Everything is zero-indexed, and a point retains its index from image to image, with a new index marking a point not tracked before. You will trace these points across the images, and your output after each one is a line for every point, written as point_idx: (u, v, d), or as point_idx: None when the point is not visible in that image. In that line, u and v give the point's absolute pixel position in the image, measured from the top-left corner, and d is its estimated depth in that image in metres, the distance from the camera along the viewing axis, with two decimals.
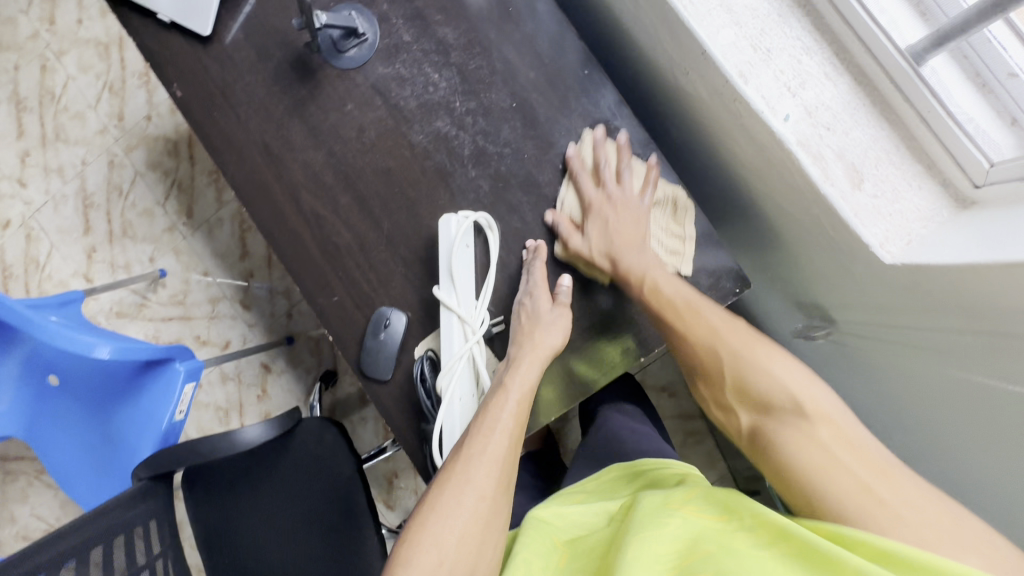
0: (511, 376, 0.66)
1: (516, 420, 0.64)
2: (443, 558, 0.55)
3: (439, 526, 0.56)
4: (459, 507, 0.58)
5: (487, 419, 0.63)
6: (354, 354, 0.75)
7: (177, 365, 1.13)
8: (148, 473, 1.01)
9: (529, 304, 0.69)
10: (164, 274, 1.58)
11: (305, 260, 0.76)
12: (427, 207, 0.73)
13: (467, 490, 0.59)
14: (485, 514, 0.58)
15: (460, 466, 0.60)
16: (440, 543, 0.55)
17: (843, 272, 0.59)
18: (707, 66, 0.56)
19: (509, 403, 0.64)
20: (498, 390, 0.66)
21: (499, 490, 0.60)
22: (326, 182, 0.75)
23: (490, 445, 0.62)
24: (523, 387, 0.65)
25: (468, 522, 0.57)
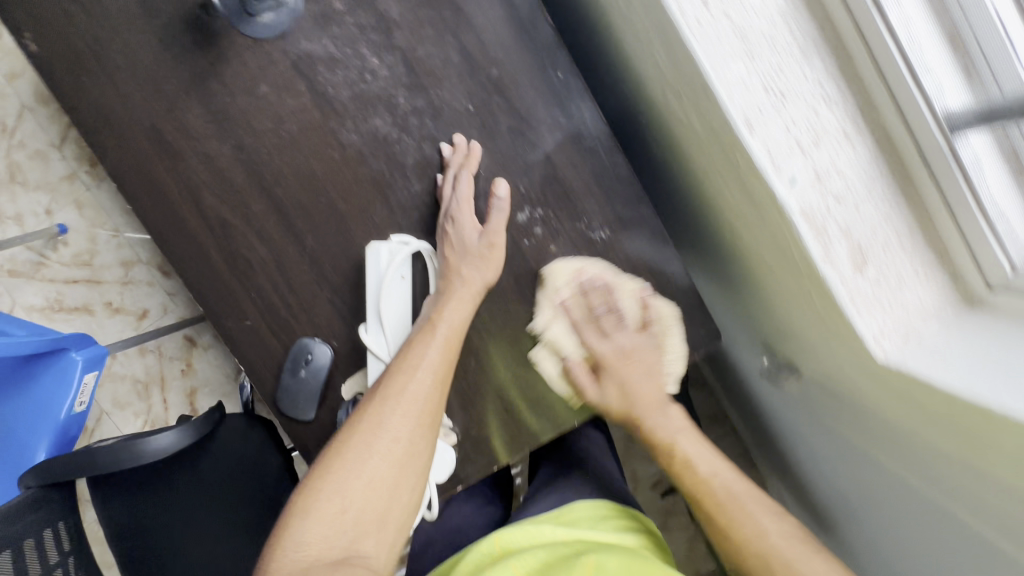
0: (439, 313, 0.59)
1: (443, 366, 0.58)
2: (346, 507, 0.51)
3: (344, 474, 0.52)
4: (367, 454, 0.53)
5: (408, 361, 0.57)
6: (269, 389, 0.64)
7: (73, 354, 0.99)
8: (38, 481, 0.90)
9: (454, 232, 0.60)
10: (64, 230, 1.37)
11: (210, 274, 0.63)
12: (360, 223, 0.61)
13: (378, 439, 0.54)
14: (400, 456, 0.55)
15: (373, 410, 0.55)
16: (344, 492, 0.52)
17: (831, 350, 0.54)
18: (707, 103, 0.46)
19: (431, 350, 0.58)
20: (428, 329, 0.59)
21: (416, 440, 0.55)
22: (235, 182, 0.61)
23: (410, 386, 0.56)
24: (450, 326, 0.59)
25: (376, 469, 0.53)
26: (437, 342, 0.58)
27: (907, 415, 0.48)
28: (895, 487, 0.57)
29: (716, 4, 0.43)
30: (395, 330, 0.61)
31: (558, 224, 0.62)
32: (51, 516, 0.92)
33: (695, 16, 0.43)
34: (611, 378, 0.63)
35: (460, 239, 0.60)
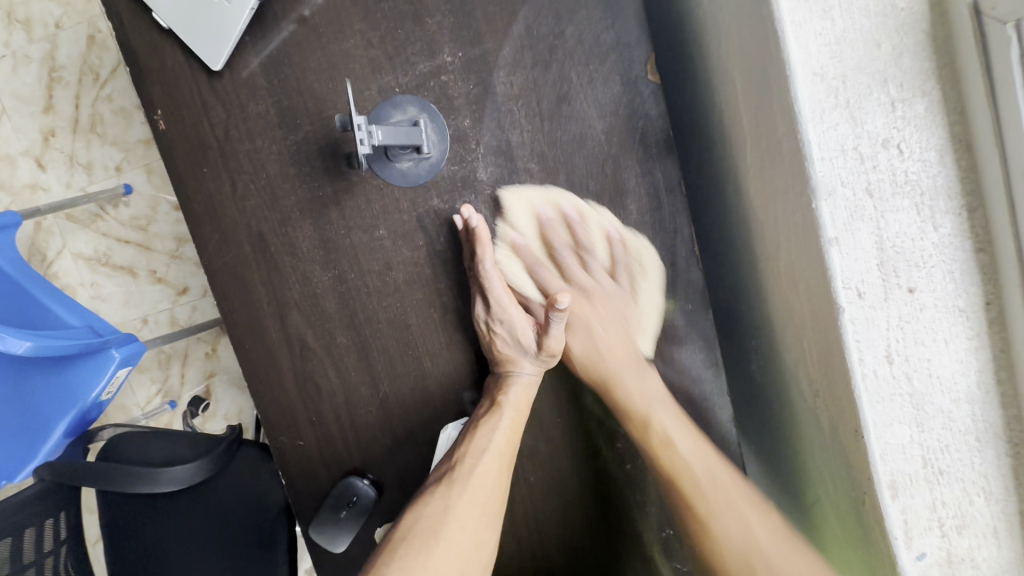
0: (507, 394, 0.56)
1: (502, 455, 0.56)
2: None
3: (413, 558, 0.51)
4: (433, 543, 0.52)
5: (474, 443, 0.55)
6: (306, 509, 0.63)
7: (111, 351, 0.98)
8: (50, 476, 0.88)
9: (504, 326, 0.55)
10: (129, 191, 1.33)
11: (276, 388, 0.61)
12: (438, 382, 0.59)
13: (444, 527, 0.52)
14: (466, 545, 0.52)
15: (440, 494, 0.54)
16: None
17: None
18: (852, 439, 0.42)
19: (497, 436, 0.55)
20: (494, 412, 0.55)
21: (482, 528, 0.54)
22: (326, 310, 0.58)
23: (479, 470, 0.55)
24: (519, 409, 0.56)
25: (442, 561, 0.51)
26: (503, 426, 0.55)
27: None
28: None
29: (902, 364, 0.38)
30: None
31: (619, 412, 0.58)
32: (55, 506, 0.93)
33: (874, 368, 0.39)
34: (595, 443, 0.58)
35: (511, 331, 0.56)
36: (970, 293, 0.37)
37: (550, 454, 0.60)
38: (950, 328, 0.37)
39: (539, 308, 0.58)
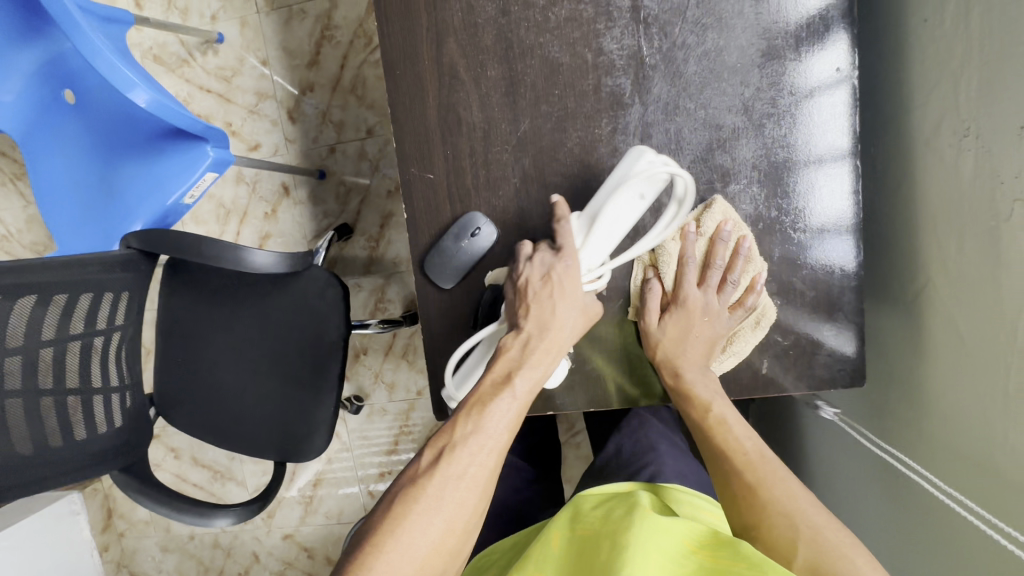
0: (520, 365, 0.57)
1: (544, 368, 0.58)
2: (464, 468, 0.51)
3: (471, 436, 0.53)
4: (485, 419, 0.54)
5: (547, 317, 0.59)
6: (422, 246, 0.65)
7: (208, 148, 1.03)
8: (138, 245, 0.92)
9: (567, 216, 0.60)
10: (220, 40, 1.40)
11: (418, 118, 0.63)
12: (579, 128, 0.61)
13: (463, 477, 0.51)
14: (515, 422, 0.55)
15: (497, 380, 0.57)
16: (468, 455, 0.52)
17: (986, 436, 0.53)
18: (1012, 146, 0.45)
19: (566, 335, 0.60)
20: (504, 387, 0.56)
21: (479, 506, 0.51)
22: (483, 42, 0.61)
23: (539, 349, 0.58)
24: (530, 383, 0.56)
25: (453, 507, 0.50)
26: (567, 305, 0.59)
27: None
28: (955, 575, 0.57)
29: None
30: (599, 237, 0.59)
31: (765, 212, 0.61)
32: (130, 283, 0.97)
33: None
34: (678, 317, 0.63)
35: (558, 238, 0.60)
36: None
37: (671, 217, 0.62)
38: None
39: (690, 66, 0.59)
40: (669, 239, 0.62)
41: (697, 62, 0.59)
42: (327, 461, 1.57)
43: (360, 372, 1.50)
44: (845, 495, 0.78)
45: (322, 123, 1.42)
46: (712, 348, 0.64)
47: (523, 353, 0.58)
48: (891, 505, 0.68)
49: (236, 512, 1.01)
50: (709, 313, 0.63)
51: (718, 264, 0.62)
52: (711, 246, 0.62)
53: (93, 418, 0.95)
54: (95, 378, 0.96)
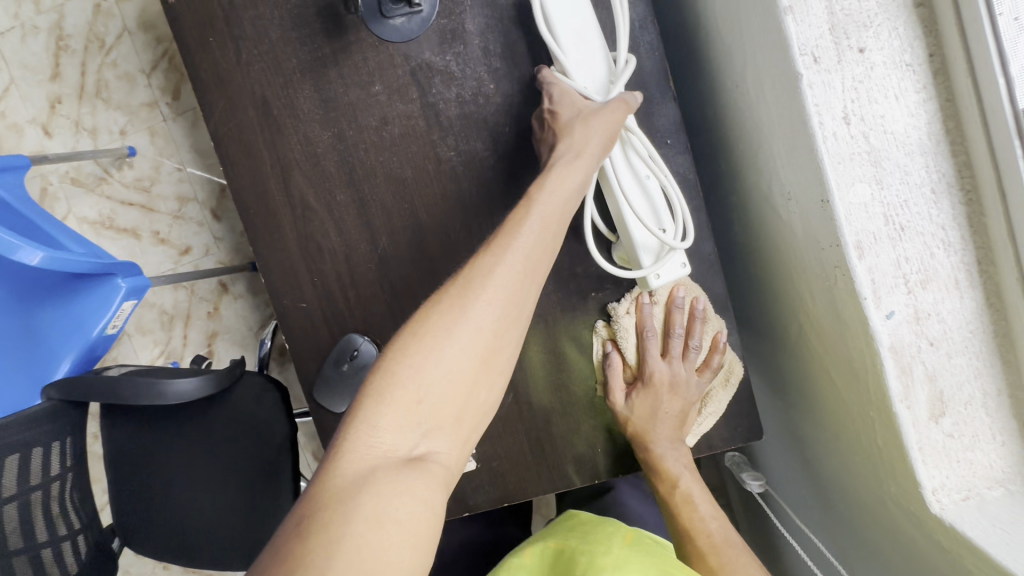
0: (539, 188, 0.51)
1: (575, 183, 0.51)
2: (485, 295, 0.45)
3: (492, 260, 0.47)
4: (508, 244, 0.47)
5: (571, 138, 0.53)
6: (308, 375, 0.65)
7: (120, 280, 1.03)
8: (58, 394, 0.92)
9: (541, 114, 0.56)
10: (133, 153, 1.40)
11: (280, 251, 0.63)
12: (435, 238, 0.61)
13: (479, 304, 0.45)
14: (546, 243, 0.49)
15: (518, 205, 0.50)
16: (491, 279, 0.46)
17: (871, 482, 0.53)
18: (820, 216, 0.45)
19: (596, 144, 0.52)
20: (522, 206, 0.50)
21: (501, 336, 0.46)
22: (326, 169, 0.61)
23: (563, 168, 0.52)
24: (551, 208, 0.49)
25: (469, 335, 0.44)
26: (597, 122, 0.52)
27: (922, 564, 0.49)
28: None
29: (859, 124, 0.42)
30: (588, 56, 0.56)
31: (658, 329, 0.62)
32: (60, 430, 0.96)
33: (833, 133, 0.42)
34: (645, 393, 0.62)
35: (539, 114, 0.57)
36: (915, 49, 0.40)
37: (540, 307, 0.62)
38: (898, 83, 0.41)
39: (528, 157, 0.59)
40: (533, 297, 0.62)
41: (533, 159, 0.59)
42: None
43: None
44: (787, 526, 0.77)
45: None
46: (684, 419, 0.63)
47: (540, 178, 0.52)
48: (817, 537, 0.68)
49: None
50: (676, 385, 0.62)
51: (678, 332, 0.62)
52: (669, 316, 0.62)
53: (43, 573, 0.93)
54: (41, 532, 0.94)
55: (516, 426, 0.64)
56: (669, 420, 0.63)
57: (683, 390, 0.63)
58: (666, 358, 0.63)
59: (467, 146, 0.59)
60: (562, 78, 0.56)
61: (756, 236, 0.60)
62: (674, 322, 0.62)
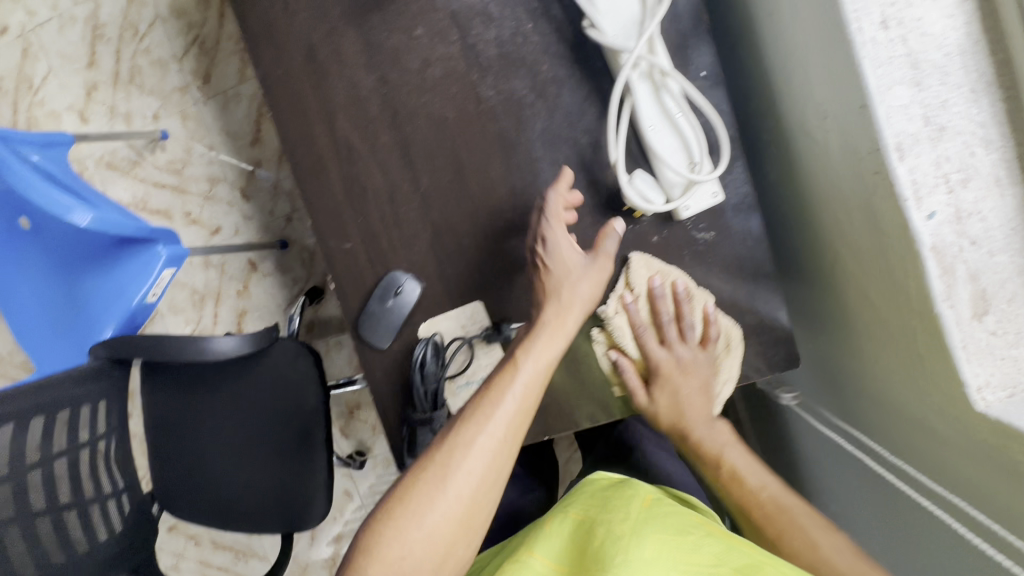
0: (526, 352, 0.59)
1: (557, 343, 0.60)
2: (481, 434, 0.55)
3: (479, 428, 0.56)
4: (495, 406, 0.57)
5: (565, 294, 0.60)
6: (353, 313, 0.67)
7: (160, 248, 1.06)
8: (106, 354, 0.96)
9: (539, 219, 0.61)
10: (165, 136, 1.45)
11: (326, 193, 0.66)
12: (476, 176, 0.63)
13: (472, 448, 0.55)
14: (528, 401, 0.58)
15: (506, 368, 0.59)
16: (484, 428, 0.56)
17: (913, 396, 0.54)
18: (860, 125, 0.47)
19: (581, 288, 0.60)
20: (506, 366, 0.59)
21: (490, 475, 0.54)
22: (369, 112, 0.64)
23: (548, 321, 0.60)
24: (532, 372, 0.58)
25: (463, 480, 0.53)
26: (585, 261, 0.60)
27: (970, 469, 0.50)
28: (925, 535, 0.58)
29: (897, 28, 0.43)
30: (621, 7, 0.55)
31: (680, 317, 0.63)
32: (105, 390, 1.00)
33: (871, 37, 0.43)
34: (662, 386, 0.64)
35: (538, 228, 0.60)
36: None
37: (578, 239, 0.63)
38: None
39: (565, 92, 0.61)
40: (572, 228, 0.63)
41: (571, 96, 0.61)
42: (343, 518, 1.58)
43: (357, 427, 1.52)
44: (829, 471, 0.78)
45: (276, 195, 1.47)
46: (708, 392, 0.66)
47: (528, 340, 0.60)
48: (856, 468, 0.69)
49: None
50: (686, 365, 0.64)
51: (668, 318, 0.63)
52: (654, 304, 0.63)
53: (91, 529, 0.96)
54: (88, 489, 0.97)
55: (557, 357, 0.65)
56: (695, 398, 0.66)
57: (696, 370, 0.64)
58: (666, 344, 0.64)
59: (508, 86, 0.61)
60: (595, 35, 0.55)
61: (791, 167, 0.62)
62: (659, 311, 0.63)
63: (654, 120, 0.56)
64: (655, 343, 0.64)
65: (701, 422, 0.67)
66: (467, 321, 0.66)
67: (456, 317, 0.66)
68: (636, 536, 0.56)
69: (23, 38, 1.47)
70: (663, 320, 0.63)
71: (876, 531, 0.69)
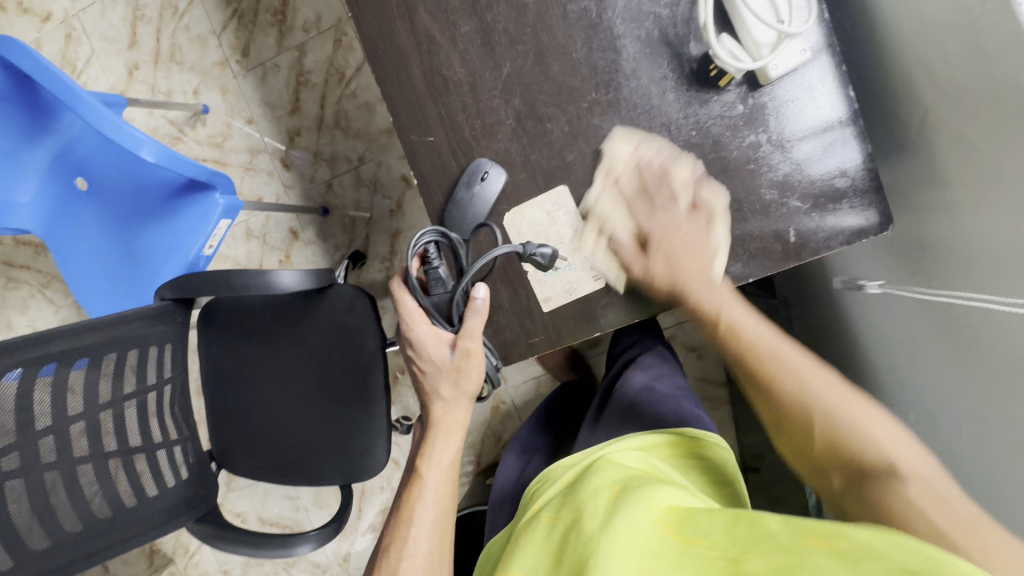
0: (427, 462, 0.75)
1: (449, 443, 0.75)
2: (415, 549, 0.69)
3: (408, 535, 0.70)
4: (414, 515, 0.72)
5: (438, 402, 0.75)
6: (439, 206, 0.68)
7: (217, 196, 1.07)
8: (172, 294, 0.97)
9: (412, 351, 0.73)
10: (206, 110, 1.48)
11: (407, 88, 0.67)
12: (557, 59, 0.64)
13: (407, 559, 0.68)
14: (443, 505, 0.73)
15: (416, 481, 0.74)
16: (415, 542, 0.70)
17: (1009, 223, 0.53)
18: None
19: (450, 383, 0.72)
20: (418, 479, 0.74)
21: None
22: (449, 2, 0.65)
23: (439, 436, 0.75)
24: (437, 472, 0.74)
25: None
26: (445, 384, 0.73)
27: None
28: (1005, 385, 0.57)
29: None
30: None
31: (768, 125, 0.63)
32: (170, 334, 1.00)
33: None
34: (655, 250, 0.65)
35: (418, 349, 0.72)
36: None
37: (664, 114, 0.63)
38: None
39: None
40: (657, 103, 0.63)
41: None
42: (391, 487, 1.56)
43: (402, 392, 1.52)
44: (911, 361, 0.76)
45: (316, 163, 1.49)
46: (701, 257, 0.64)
47: (427, 450, 0.75)
48: (938, 338, 0.68)
49: (314, 537, 1.01)
50: (676, 229, 0.65)
51: (648, 186, 0.64)
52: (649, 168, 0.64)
53: (160, 473, 0.97)
54: (154, 433, 0.98)
55: (644, 236, 0.65)
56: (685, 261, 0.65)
57: (683, 233, 0.65)
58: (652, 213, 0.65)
59: None
60: None
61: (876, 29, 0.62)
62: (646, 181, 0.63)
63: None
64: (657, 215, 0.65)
65: (701, 287, 0.64)
66: (553, 206, 0.66)
67: (537, 204, 0.67)
68: (608, 535, 0.51)
69: (66, 24, 1.52)
70: (653, 185, 0.64)
71: (960, 412, 0.66)
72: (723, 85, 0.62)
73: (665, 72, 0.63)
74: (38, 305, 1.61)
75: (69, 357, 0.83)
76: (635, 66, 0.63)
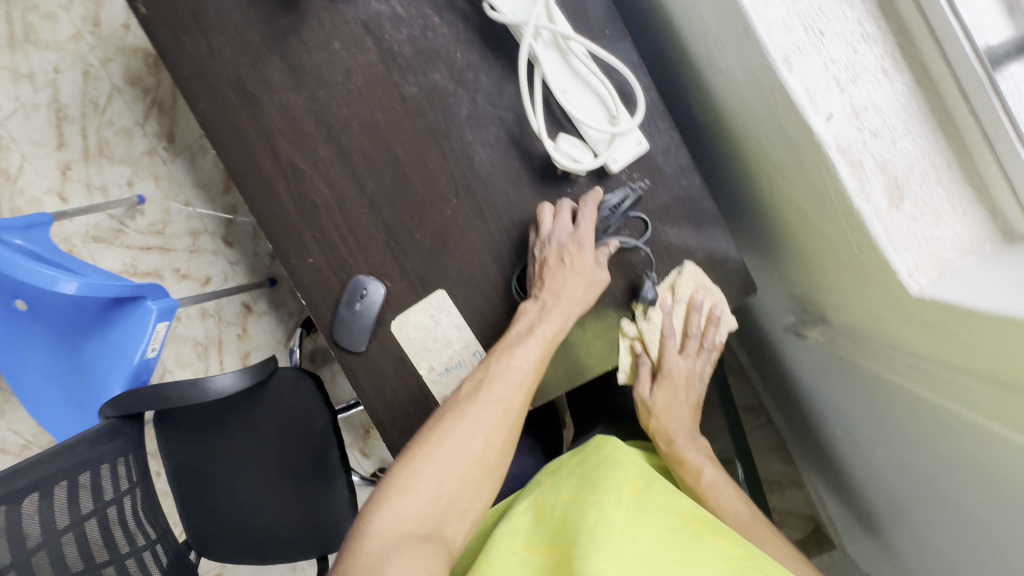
0: (528, 325, 0.62)
1: (557, 325, 0.63)
2: (481, 422, 0.60)
3: (478, 408, 0.60)
4: (491, 383, 0.61)
5: (552, 279, 0.62)
6: (327, 323, 0.70)
7: (150, 303, 1.10)
8: (115, 412, 1.00)
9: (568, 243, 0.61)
10: (142, 200, 1.50)
11: (280, 215, 0.69)
12: (415, 171, 0.66)
13: (472, 419, 0.60)
14: (523, 393, 0.62)
15: (506, 344, 0.62)
16: (483, 417, 0.60)
17: (857, 283, 0.55)
18: (748, 44, 0.49)
19: (584, 296, 0.63)
20: (515, 336, 0.62)
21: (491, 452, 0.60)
22: (305, 129, 0.67)
23: (540, 319, 0.62)
24: (531, 350, 0.61)
25: (457, 451, 0.58)
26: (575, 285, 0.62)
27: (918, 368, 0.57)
28: (904, 423, 0.66)
29: None
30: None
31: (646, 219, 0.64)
32: (123, 448, 1.05)
33: None
34: None
35: (564, 252, 0.62)
36: None
37: (524, 211, 0.65)
38: None
39: (483, 74, 0.63)
40: (516, 201, 0.65)
41: (489, 81, 0.64)
42: None
43: (375, 445, 1.55)
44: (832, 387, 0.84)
45: (257, 236, 1.51)
46: None
47: (528, 316, 0.63)
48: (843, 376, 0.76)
49: None
50: None
51: None
52: None
53: None
54: (122, 544, 1.01)
55: None
56: None
57: None
58: None
59: (433, 80, 0.64)
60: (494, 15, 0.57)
61: (715, 101, 0.64)
62: (692, 323, 0.66)
63: (568, 84, 0.58)
64: (677, 354, 0.68)
65: None
66: (436, 310, 0.68)
67: (420, 310, 0.68)
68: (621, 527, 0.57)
69: None
70: None
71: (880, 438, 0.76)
72: (574, 178, 0.64)
73: (519, 172, 0.65)
74: (15, 410, 1.65)
75: (21, 495, 0.85)
76: (490, 169, 0.65)
